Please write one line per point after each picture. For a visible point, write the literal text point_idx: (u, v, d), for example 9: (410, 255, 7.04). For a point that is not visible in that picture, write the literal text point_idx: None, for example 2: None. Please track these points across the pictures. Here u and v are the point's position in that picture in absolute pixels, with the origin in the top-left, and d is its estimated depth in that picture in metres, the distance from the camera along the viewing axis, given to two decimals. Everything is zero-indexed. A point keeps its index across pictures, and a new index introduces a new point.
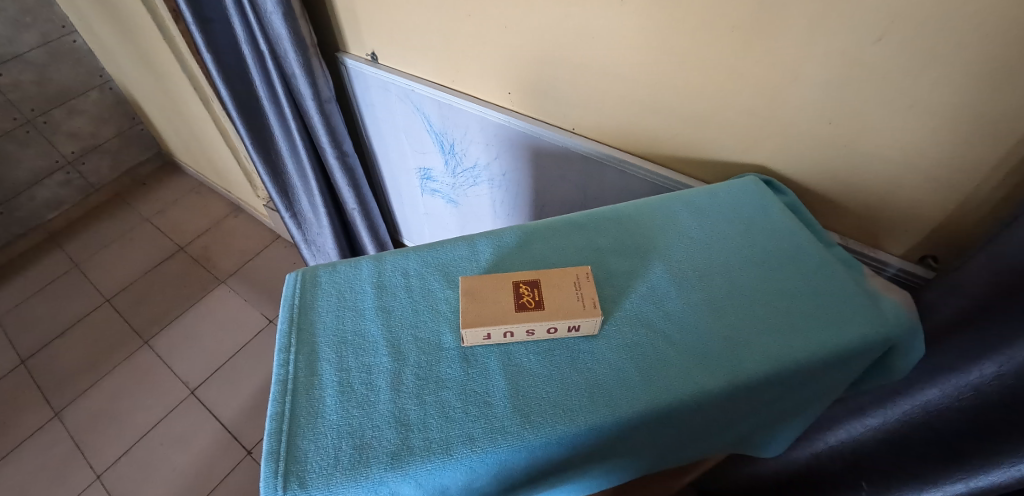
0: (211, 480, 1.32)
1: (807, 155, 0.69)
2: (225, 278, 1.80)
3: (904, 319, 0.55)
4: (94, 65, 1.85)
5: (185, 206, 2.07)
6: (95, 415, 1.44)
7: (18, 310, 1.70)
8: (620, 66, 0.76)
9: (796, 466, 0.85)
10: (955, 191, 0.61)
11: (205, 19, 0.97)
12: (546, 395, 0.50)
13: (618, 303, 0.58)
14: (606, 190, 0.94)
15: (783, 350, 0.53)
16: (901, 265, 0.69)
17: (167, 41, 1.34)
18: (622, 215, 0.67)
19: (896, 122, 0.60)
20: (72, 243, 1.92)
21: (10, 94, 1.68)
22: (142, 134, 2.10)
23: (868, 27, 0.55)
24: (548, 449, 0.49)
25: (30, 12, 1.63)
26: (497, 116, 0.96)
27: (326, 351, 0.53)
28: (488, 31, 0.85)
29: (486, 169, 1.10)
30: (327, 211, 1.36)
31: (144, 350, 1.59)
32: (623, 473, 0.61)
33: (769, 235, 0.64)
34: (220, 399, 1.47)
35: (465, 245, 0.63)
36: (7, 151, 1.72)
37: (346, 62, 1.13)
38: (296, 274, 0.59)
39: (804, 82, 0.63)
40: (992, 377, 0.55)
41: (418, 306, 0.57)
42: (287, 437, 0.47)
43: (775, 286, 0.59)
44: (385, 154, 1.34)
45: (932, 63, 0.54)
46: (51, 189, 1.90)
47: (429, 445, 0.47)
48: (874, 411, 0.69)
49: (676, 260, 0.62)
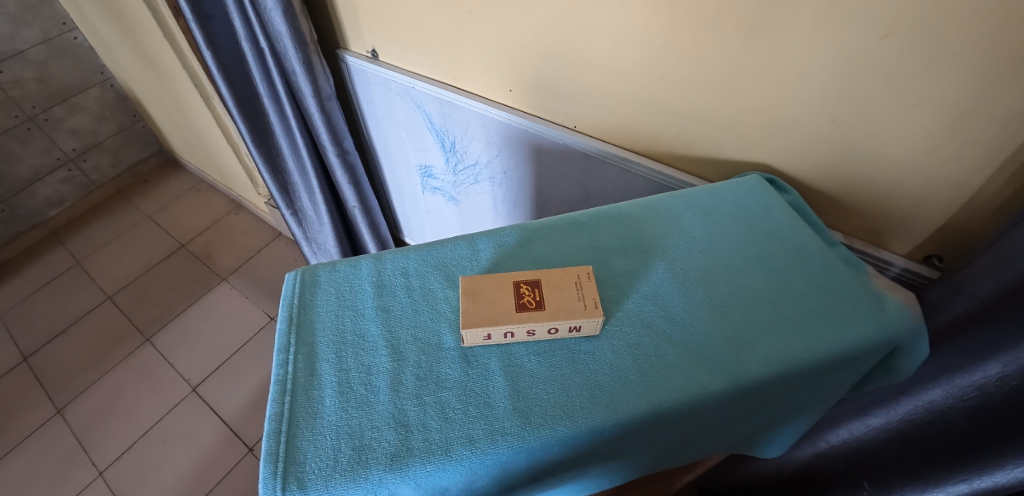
0: (212, 478, 1.32)
1: (810, 154, 0.69)
2: (227, 275, 1.79)
3: (908, 319, 0.55)
4: (95, 63, 1.84)
5: (185, 204, 2.06)
6: (97, 412, 1.44)
7: (20, 308, 1.71)
8: (621, 63, 0.75)
9: (797, 465, 0.85)
10: (959, 190, 0.60)
11: (204, 16, 0.96)
12: (547, 396, 0.50)
13: (619, 303, 0.57)
14: (608, 189, 0.93)
15: (787, 350, 0.52)
16: (904, 264, 0.68)
17: (167, 37, 1.33)
18: (624, 214, 0.67)
19: (902, 120, 0.59)
20: (73, 241, 1.92)
21: (12, 91, 1.67)
22: (143, 131, 2.10)
23: (873, 25, 0.54)
24: (549, 450, 0.48)
25: (31, 9, 1.62)
26: (498, 114, 0.95)
27: (325, 351, 0.53)
28: (490, 27, 0.84)
29: (487, 167, 1.09)
30: (328, 208, 1.36)
31: (145, 347, 1.59)
32: (624, 474, 0.61)
33: (772, 234, 0.63)
34: (221, 397, 1.48)
35: (466, 243, 0.62)
36: (8, 149, 1.72)
37: (346, 59, 1.12)
38: (295, 273, 0.59)
39: (808, 80, 0.62)
40: (996, 378, 0.55)
41: (418, 306, 0.57)
42: (286, 437, 0.47)
43: (778, 287, 0.58)
44: (386, 151, 1.33)
45: (938, 62, 0.53)
46: (53, 187, 1.90)
47: (429, 446, 0.47)
48: (876, 411, 0.69)
49: (678, 260, 0.61)
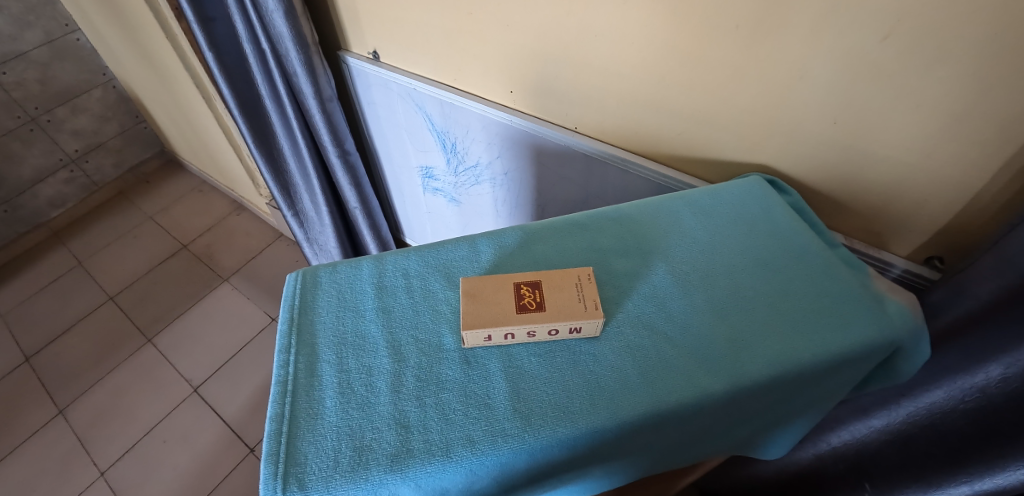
0: (213, 478, 1.32)
1: (811, 155, 0.69)
2: (228, 276, 1.80)
3: (908, 321, 0.55)
4: (98, 64, 1.85)
5: (186, 204, 2.07)
6: (99, 412, 1.44)
7: (22, 308, 1.71)
8: (622, 63, 0.75)
9: (798, 467, 0.84)
10: (960, 191, 0.60)
11: (206, 18, 0.96)
12: (547, 397, 0.50)
13: (619, 305, 0.57)
14: (609, 190, 0.93)
15: (787, 352, 0.52)
16: (906, 265, 0.68)
17: (169, 38, 1.34)
18: (625, 215, 0.67)
19: (902, 122, 0.59)
20: (75, 241, 1.92)
21: (14, 92, 1.68)
22: (145, 132, 2.11)
23: (875, 26, 0.54)
24: (549, 451, 0.48)
25: (34, 11, 1.63)
26: (499, 115, 0.95)
27: (326, 352, 0.53)
28: (491, 28, 0.84)
29: (488, 168, 1.09)
30: (329, 209, 1.36)
31: (146, 347, 1.59)
32: (624, 475, 0.60)
33: (773, 236, 0.63)
34: (222, 398, 1.48)
35: (466, 244, 0.62)
36: (11, 149, 1.73)
37: (347, 60, 1.13)
38: (296, 274, 0.59)
39: (809, 81, 0.62)
40: (998, 380, 0.55)
41: (418, 307, 0.57)
42: (287, 438, 0.47)
43: (779, 288, 0.58)
44: (387, 152, 1.33)
45: (939, 64, 0.53)
46: (55, 187, 1.91)
47: (429, 447, 0.47)
48: (877, 413, 0.69)
49: (678, 261, 0.61)
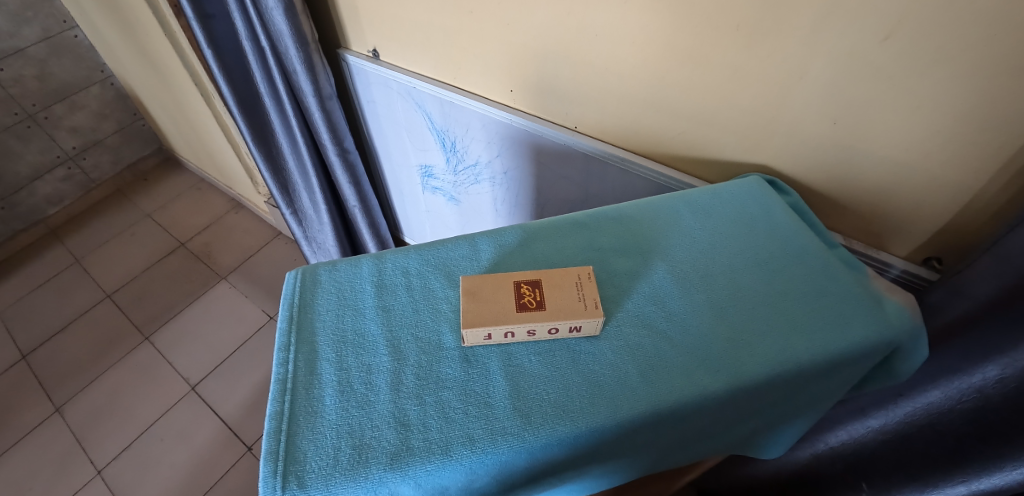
0: (210, 476, 1.32)
1: (809, 157, 0.69)
2: (226, 274, 1.79)
3: (907, 321, 0.55)
4: (95, 61, 1.84)
5: (184, 202, 2.06)
6: (96, 411, 1.44)
7: (20, 304, 1.71)
8: (622, 63, 0.75)
9: (796, 467, 0.84)
10: (958, 193, 0.60)
11: (206, 15, 0.96)
12: (547, 396, 0.50)
13: (619, 303, 0.57)
14: (608, 189, 0.93)
15: (785, 351, 0.52)
16: (904, 266, 0.69)
17: (167, 35, 1.33)
18: (625, 214, 0.67)
19: (900, 122, 0.59)
20: (72, 238, 1.92)
21: (12, 89, 1.68)
22: (143, 129, 2.09)
23: (874, 27, 0.54)
24: (549, 450, 0.48)
25: (32, 7, 1.63)
26: (499, 113, 0.95)
27: (325, 351, 0.53)
28: (490, 27, 0.84)
29: (488, 167, 1.09)
30: (327, 207, 1.36)
31: (144, 345, 1.59)
32: (624, 473, 0.60)
33: (772, 236, 0.63)
34: (219, 397, 1.47)
35: (466, 243, 0.62)
36: (7, 146, 1.72)
37: (347, 59, 1.13)
38: (295, 272, 0.59)
39: (809, 82, 0.62)
40: (994, 380, 0.55)
41: (418, 306, 0.57)
42: (286, 436, 0.47)
43: (779, 287, 0.58)
44: (386, 150, 1.33)
45: (936, 65, 0.54)
46: (52, 185, 1.90)
47: (429, 445, 0.47)
48: (874, 413, 0.69)
49: (677, 260, 0.61)
